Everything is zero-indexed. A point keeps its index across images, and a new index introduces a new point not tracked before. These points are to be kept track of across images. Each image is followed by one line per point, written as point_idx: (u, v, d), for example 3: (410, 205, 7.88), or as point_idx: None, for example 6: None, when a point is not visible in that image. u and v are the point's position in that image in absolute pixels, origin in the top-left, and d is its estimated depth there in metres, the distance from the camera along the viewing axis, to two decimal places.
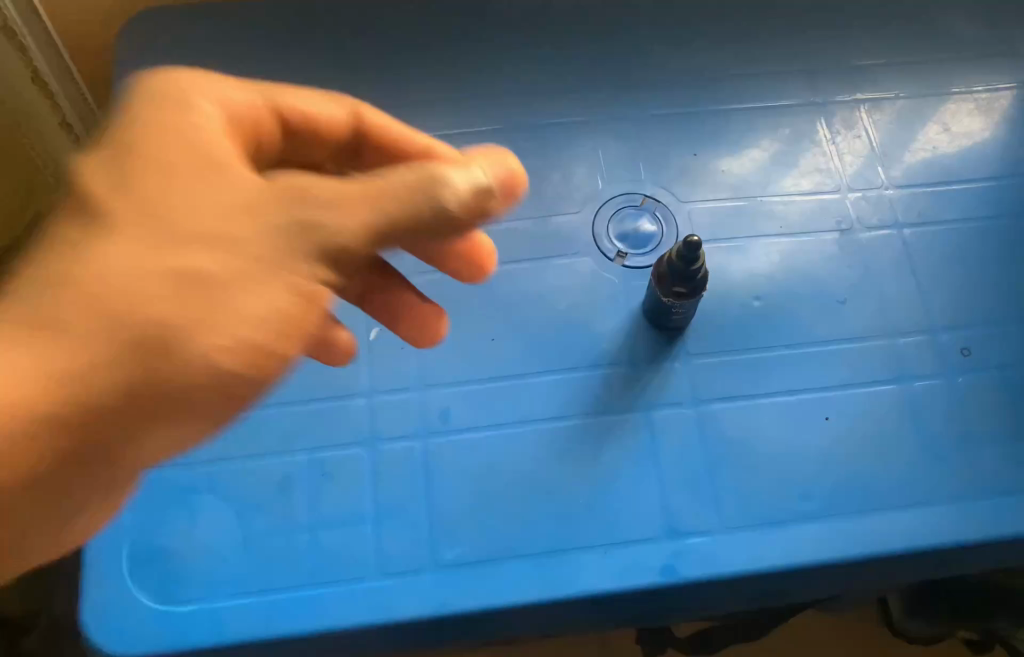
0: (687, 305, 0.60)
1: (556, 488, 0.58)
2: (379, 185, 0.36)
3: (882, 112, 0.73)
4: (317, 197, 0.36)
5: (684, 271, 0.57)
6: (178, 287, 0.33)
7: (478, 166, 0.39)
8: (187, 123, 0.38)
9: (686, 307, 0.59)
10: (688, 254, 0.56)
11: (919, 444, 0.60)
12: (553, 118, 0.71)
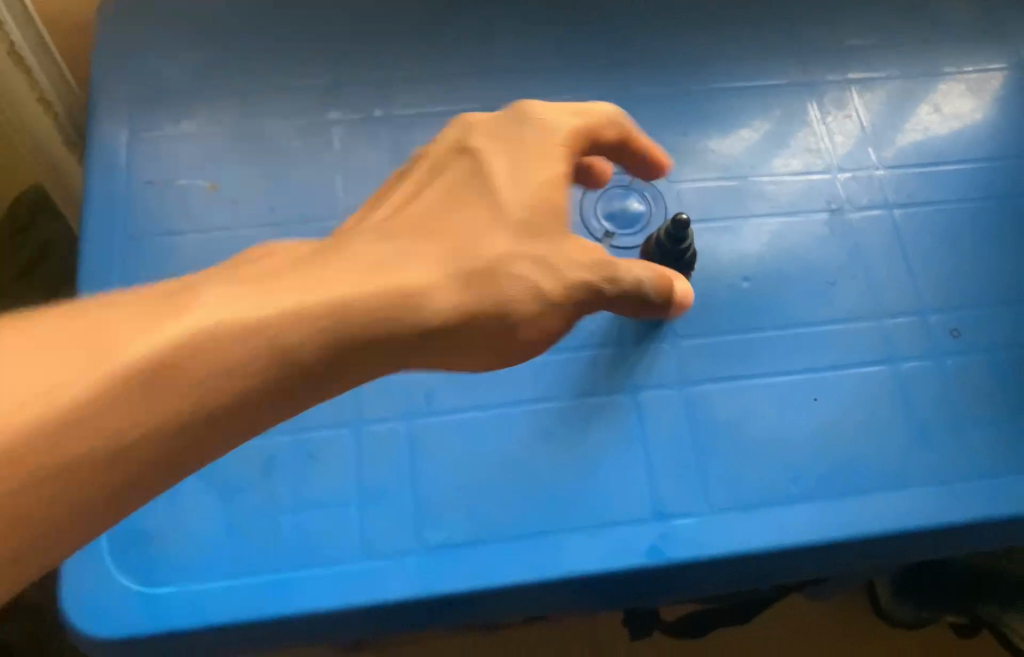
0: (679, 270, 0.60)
1: (543, 469, 0.57)
2: (592, 262, 0.45)
3: (873, 92, 0.73)
4: (546, 266, 0.43)
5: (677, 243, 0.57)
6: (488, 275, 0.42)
7: (647, 269, 0.48)
8: (519, 149, 0.47)
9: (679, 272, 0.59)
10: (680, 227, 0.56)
11: (908, 426, 0.60)
12: (541, 96, 0.70)
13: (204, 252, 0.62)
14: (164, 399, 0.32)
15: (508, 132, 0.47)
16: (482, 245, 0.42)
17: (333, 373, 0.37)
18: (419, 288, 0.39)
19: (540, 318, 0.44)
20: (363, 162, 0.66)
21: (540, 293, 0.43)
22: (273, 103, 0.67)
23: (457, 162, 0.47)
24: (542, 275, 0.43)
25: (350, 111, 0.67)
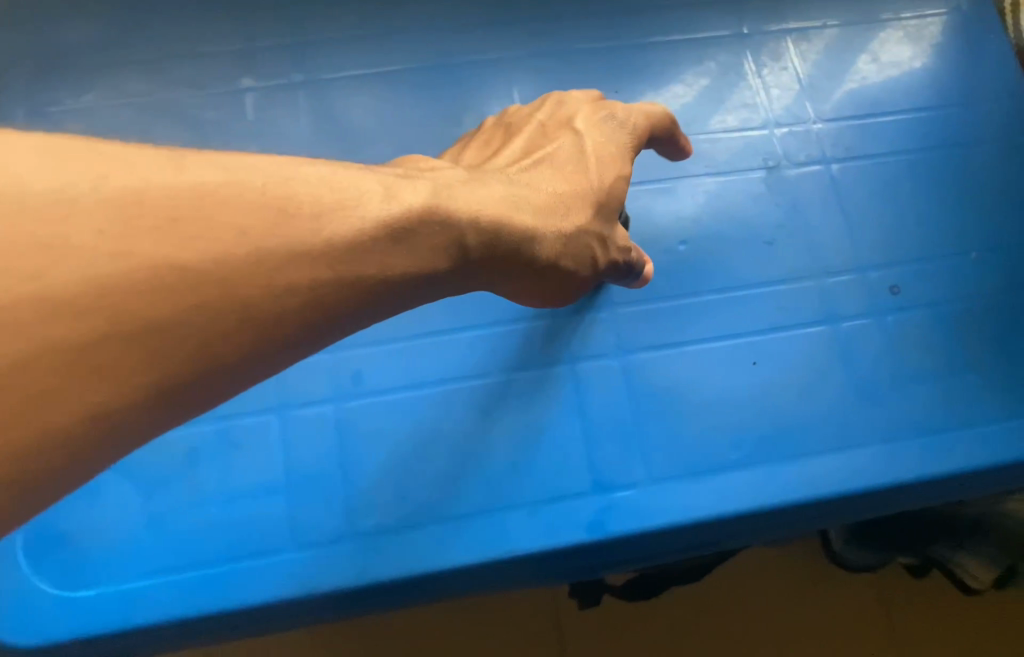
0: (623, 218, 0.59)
1: (478, 447, 0.56)
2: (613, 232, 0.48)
3: (810, 42, 0.71)
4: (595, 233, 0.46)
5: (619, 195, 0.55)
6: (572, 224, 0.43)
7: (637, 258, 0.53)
8: (605, 137, 0.49)
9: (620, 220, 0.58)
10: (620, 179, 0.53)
11: (849, 385, 0.59)
12: (467, 55, 0.67)
13: None
14: (221, 288, 0.27)
15: (598, 120, 0.50)
16: (571, 216, 0.44)
17: (434, 288, 0.37)
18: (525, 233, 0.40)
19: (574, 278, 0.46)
20: (279, 130, 0.63)
21: (585, 251, 0.45)
22: (184, 72, 0.64)
23: (562, 134, 0.48)
24: (590, 240, 0.45)
25: (265, 77, 0.64)
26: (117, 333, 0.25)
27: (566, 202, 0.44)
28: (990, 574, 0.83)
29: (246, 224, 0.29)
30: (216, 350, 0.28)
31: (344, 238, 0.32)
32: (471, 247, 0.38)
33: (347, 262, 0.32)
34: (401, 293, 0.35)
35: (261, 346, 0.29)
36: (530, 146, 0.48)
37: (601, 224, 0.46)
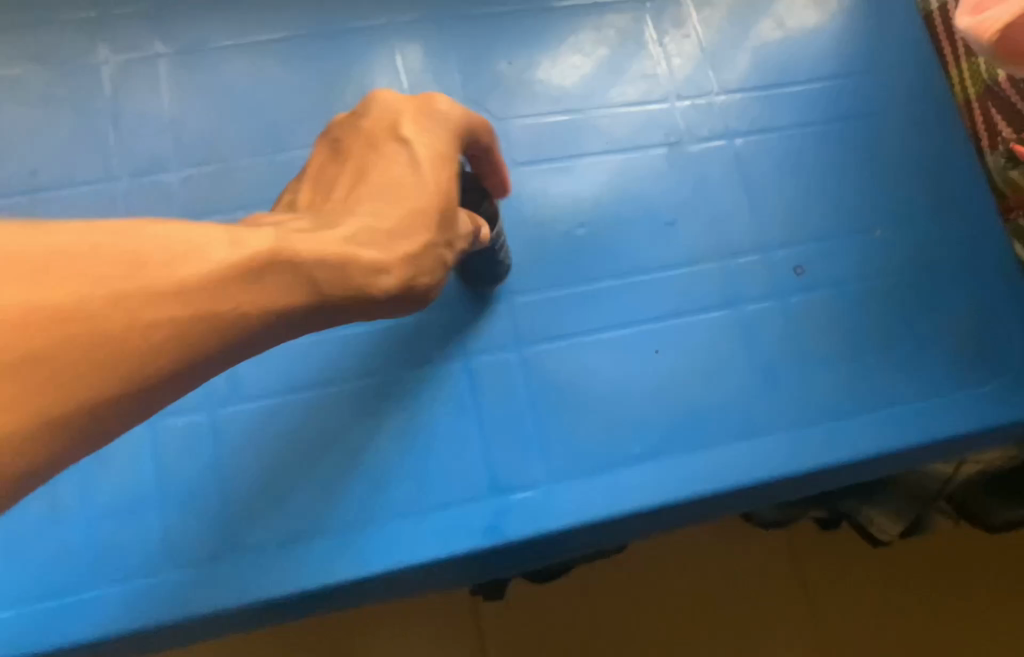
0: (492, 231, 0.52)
1: (365, 453, 0.52)
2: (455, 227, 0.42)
3: (712, 7, 0.68)
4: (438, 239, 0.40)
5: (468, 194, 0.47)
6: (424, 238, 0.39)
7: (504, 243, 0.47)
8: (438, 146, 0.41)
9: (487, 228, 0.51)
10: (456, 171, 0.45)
11: (753, 371, 0.57)
12: (350, 23, 0.62)
13: None
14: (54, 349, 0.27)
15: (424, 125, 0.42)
16: (415, 235, 0.39)
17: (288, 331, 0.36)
18: (377, 264, 0.37)
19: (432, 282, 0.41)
20: (141, 107, 0.57)
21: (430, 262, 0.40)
22: (31, 42, 0.58)
23: (387, 152, 0.41)
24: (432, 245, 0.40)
25: (124, 47, 0.58)
26: (71, 363, 0.28)
27: (400, 222, 0.39)
28: (898, 527, 0.80)
29: (110, 273, 0.29)
30: (54, 407, 0.27)
31: (182, 288, 0.31)
32: (324, 286, 0.36)
33: (216, 301, 0.32)
34: (246, 337, 0.34)
35: (186, 372, 0.32)
36: (355, 172, 0.41)
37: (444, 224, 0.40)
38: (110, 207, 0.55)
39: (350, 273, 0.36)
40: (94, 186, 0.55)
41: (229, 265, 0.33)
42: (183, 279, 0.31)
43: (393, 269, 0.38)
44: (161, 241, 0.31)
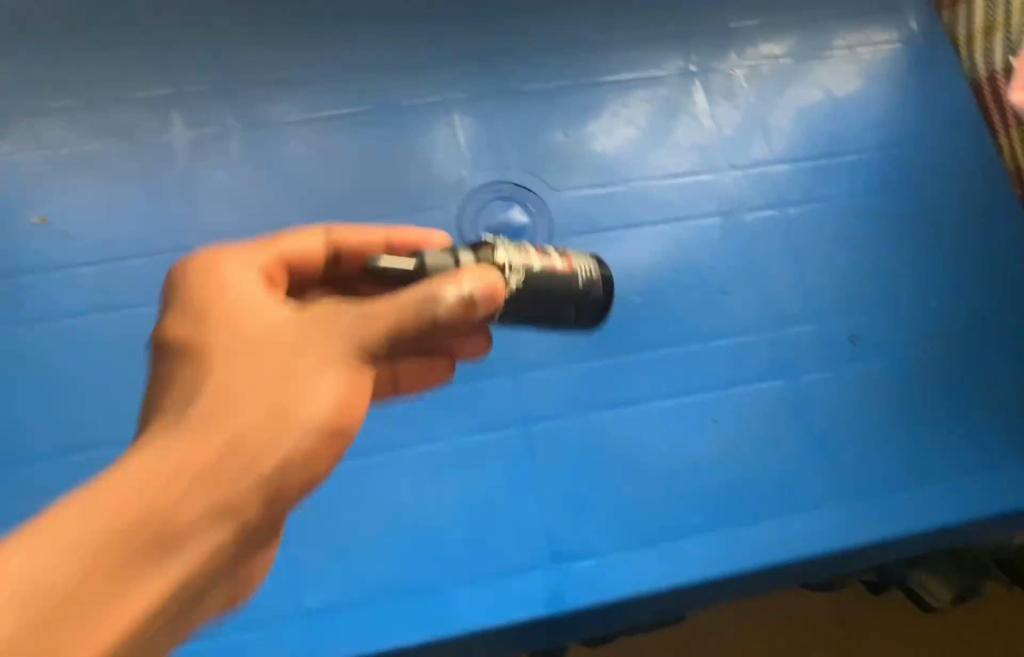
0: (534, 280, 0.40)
1: (426, 519, 0.53)
2: (387, 299, 0.34)
3: (762, 79, 0.69)
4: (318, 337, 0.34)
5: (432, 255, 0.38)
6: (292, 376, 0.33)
7: (470, 272, 0.35)
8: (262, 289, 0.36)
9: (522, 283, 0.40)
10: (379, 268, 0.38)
11: (810, 441, 0.57)
12: (410, 99, 0.64)
13: (41, 296, 0.56)
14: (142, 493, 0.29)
15: (208, 279, 0.37)
16: (255, 394, 0.32)
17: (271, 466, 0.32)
18: (250, 414, 0.32)
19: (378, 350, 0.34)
20: (212, 179, 0.59)
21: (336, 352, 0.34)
22: (105, 114, 0.61)
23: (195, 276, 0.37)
24: (330, 344, 0.34)
25: (198, 122, 0.61)
26: (163, 512, 0.29)
27: (247, 375, 0.33)
28: (948, 593, 0.75)
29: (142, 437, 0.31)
30: (181, 529, 0.29)
31: (195, 415, 0.32)
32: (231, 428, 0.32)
33: (246, 413, 0.32)
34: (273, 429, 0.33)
35: (289, 473, 0.33)
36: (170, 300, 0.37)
37: (329, 320, 0.34)
38: None
39: (223, 431, 0.31)
40: (165, 255, 0.57)
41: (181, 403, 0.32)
42: (193, 411, 0.32)
43: (253, 427, 0.32)
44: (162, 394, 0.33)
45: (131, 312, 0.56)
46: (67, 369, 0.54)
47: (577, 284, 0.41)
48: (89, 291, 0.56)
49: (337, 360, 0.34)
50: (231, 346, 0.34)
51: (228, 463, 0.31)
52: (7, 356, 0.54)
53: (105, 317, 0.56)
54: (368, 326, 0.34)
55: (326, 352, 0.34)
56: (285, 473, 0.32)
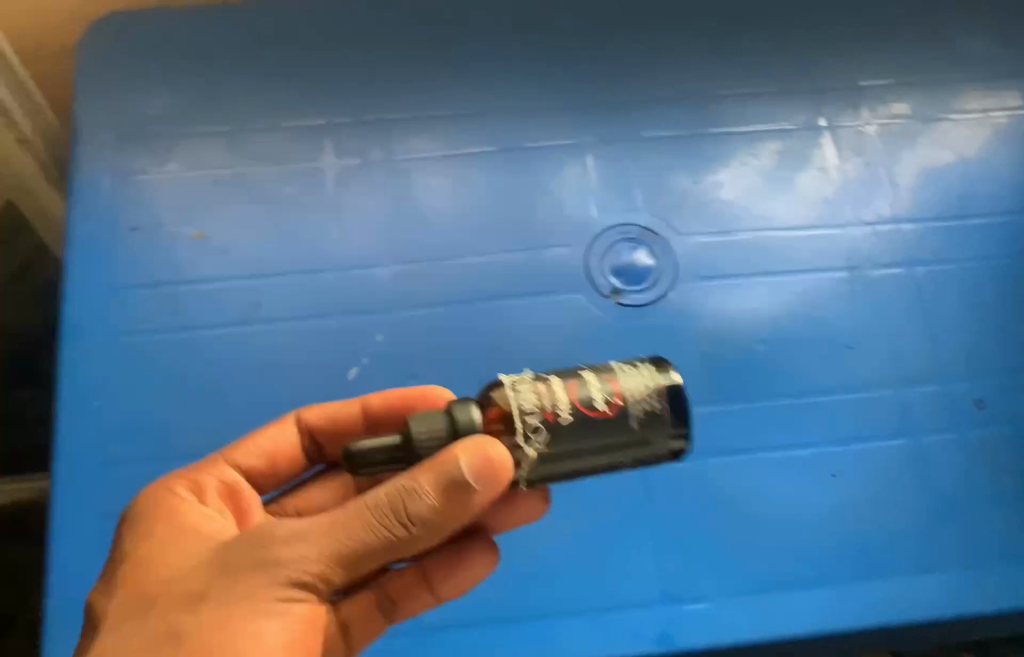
0: (565, 441, 0.36)
1: (542, 550, 0.55)
2: (361, 511, 0.36)
3: (894, 137, 0.69)
4: (277, 561, 0.36)
5: (419, 423, 0.38)
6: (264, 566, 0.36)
7: (461, 444, 0.36)
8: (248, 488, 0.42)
9: (550, 447, 0.36)
10: (355, 452, 0.38)
11: (931, 504, 0.57)
12: (545, 139, 0.66)
13: (193, 307, 0.59)
14: None
15: (160, 518, 0.41)
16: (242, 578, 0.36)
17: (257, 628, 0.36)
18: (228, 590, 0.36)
19: (349, 556, 0.36)
20: (357, 207, 0.63)
21: (303, 568, 0.36)
22: (261, 141, 0.65)
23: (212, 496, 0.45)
24: (297, 563, 0.36)
25: (346, 152, 0.65)
26: None
27: (229, 571, 0.37)
28: None
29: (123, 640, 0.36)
30: None
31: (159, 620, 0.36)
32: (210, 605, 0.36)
33: (197, 608, 0.36)
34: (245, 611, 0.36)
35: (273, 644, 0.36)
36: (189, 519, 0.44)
37: (294, 536, 0.36)
38: (322, 295, 0.60)
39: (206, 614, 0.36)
40: (309, 276, 0.61)
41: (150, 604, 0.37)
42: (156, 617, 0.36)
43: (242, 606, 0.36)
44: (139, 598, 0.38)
45: (275, 327, 0.59)
46: (214, 377, 0.57)
47: (631, 429, 0.37)
48: (238, 305, 0.60)
49: (299, 580, 0.36)
50: (163, 599, 0.37)
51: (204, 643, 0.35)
52: (161, 360, 0.58)
53: (251, 329, 0.59)
54: (339, 537, 0.36)
55: (271, 589, 0.36)
56: None
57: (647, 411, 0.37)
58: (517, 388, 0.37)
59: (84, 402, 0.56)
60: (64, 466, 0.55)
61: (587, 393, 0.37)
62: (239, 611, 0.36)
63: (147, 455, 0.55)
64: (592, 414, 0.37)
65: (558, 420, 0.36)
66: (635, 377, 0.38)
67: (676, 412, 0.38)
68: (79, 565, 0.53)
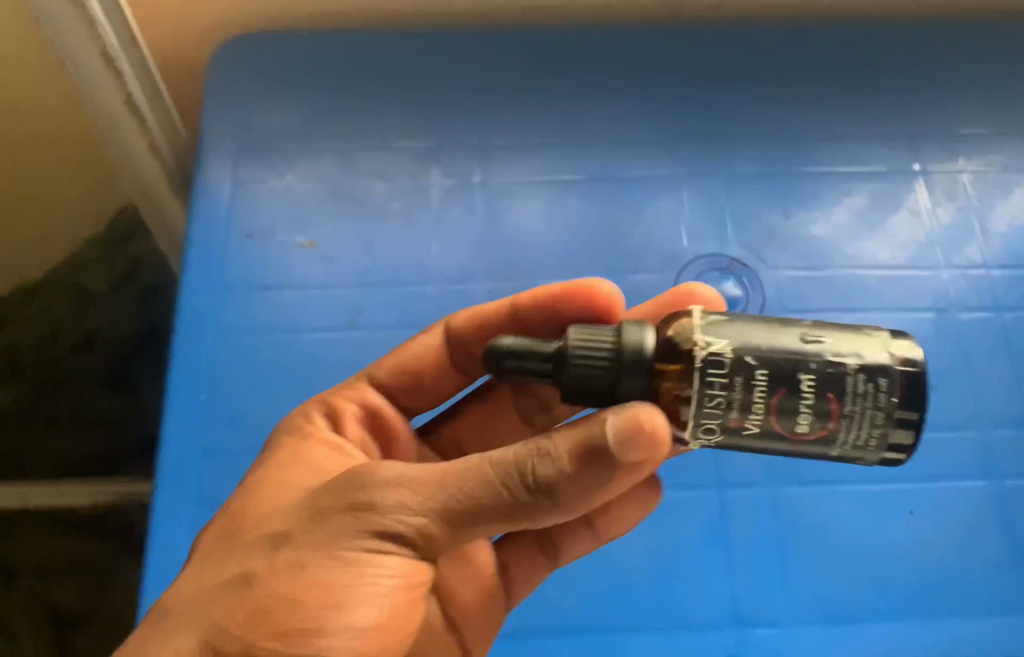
0: (758, 442, 0.39)
1: (617, 565, 0.56)
2: (475, 468, 0.38)
3: (987, 184, 0.70)
4: (381, 507, 0.38)
5: (579, 337, 0.41)
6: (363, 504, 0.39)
7: (611, 413, 0.37)
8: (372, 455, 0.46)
9: (738, 443, 0.39)
10: (501, 351, 0.42)
11: (1009, 547, 0.57)
12: (640, 169, 0.69)
13: (298, 311, 0.63)
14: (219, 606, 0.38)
15: (296, 446, 0.48)
16: (337, 520, 0.39)
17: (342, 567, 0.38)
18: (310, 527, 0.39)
19: (453, 507, 0.38)
20: (458, 223, 0.66)
21: (410, 518, 0.38)
22: (372, 161, 0.69)
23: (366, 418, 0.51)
24: (406, 512, 0.38)
25: (450, 175, 0.69)
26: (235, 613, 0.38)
27: (334, 506, 0.39)
28: None
29: (213, 574, 0.40)
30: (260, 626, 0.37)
31: (255, 550, 0.40)
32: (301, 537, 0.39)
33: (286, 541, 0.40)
34: (331, 547, 0.38)
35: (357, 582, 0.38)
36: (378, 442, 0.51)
37: (406, 483, 0.39)
38: (421, 306, 0.63)
39: (302, 549, 0.39)
40: (409, 287, 0.64)
41: (244, 538, 0.42)
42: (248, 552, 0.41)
43: (343, 542, 0.38)
44: (232, 532, 0.43)
45: (373, 332, 0.62)
46: (314, 377, 0.60)
47: (832, 445, 0.39)
48: (341, 310, 0.63)
49: (402, 531, 0.38)
50: (255, 540, 0.41)
51: (290, 577, 0.38)
52: (265, 358, 0.61)
53: (351, 334, 0.62)
54: (452, 493, 0.38)
55: (369, 534, 0.38)
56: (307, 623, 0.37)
57: (858, 437, 0.38)
58: (721, 382, 0.38)
59: (192, 397, 0.59)
60: (169, 453, 0.58)
61: (794, 408, 0.38)
62: (339, 554, 0.38)
63: (247, 447, 0.58)
64: (795, 430, 0.38)
65: (756, 429, 0.38)
66: (856, 396, 0.38)
67: (894, 438, 0.39)
68: (179, 547, 0.55)
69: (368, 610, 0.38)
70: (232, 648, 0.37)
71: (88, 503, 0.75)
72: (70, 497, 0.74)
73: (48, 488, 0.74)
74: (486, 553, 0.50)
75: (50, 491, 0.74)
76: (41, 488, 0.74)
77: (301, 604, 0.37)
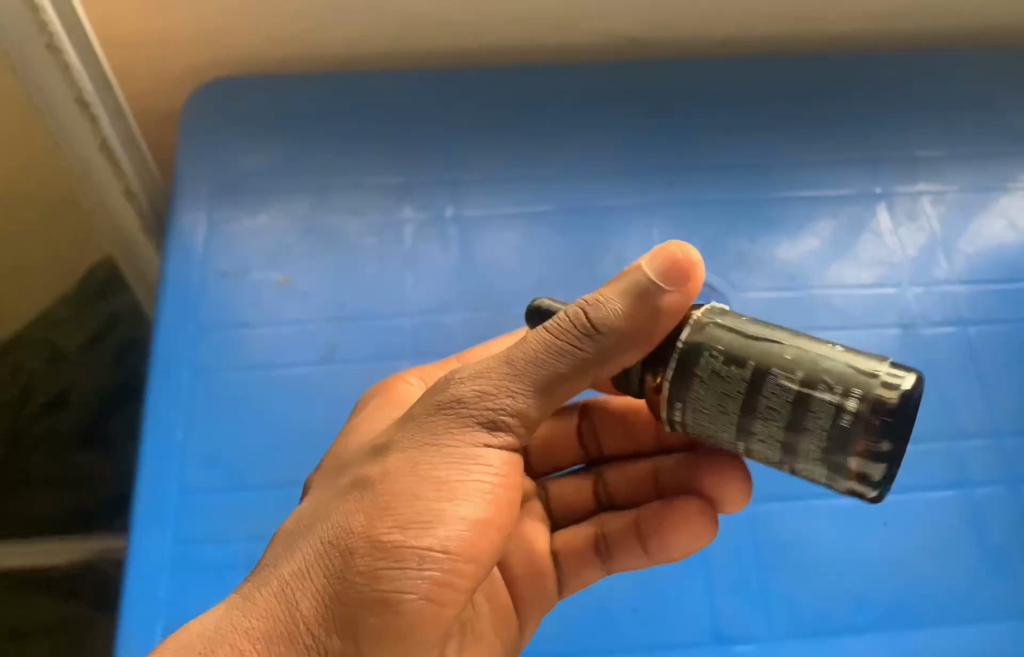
0: (712, 383, 0.39)
1: (599, 588, 0.57)
2: (542, 341, 0.41)
3: (947, 204, 0.72)
4: (467, 399, 0.40)
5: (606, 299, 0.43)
6: (449, 404, 0.41)
7: (645, 260, 0.41)
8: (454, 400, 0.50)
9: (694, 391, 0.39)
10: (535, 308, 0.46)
11: (983, 554, 0.58)
12: (609, 199, 0.71)
13: (274, 346, 0.64)
14: (345, 508, 0.39)
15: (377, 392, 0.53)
16: (425, 414, 0.41)
17: (448, 461, 0.40)
18: (403, 432, 0.41)
19: (537, 382, 0.41)
20: (431, 256, 0.68)
21: (500, 402, 0.40)
22: (345, 200, 0.71)
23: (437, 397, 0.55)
24: (491, 397, 0.40)
25: (421, 210, 0.70)
26: (360, 511, 0.39)
27: (420, 411, 0.42)
28: None
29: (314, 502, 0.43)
30: (387, 518, 0.38)
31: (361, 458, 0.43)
32: (398, 440, 0.41)
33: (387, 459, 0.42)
34: (431, 442, 0.40)
35: (466, 473, 0.40)
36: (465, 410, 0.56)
37: (481, 373, 0.41)
38: (399, 339, 0.64)
39: (400, 446, 0.41)
40: (386, 320, 0.65)
41: (345, 462, 0.44)
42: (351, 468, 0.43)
43: (442, 432, 0.40)
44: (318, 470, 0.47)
45: (348, 365, 0.63)
46: (295, 415, 0.61)
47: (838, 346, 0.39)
48: (316, 345, 0.64)
49: (494, 414, 0.40)
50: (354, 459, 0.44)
51: (404, 474, 0.39)
52: (243, 393, 0.62)
53: (326, 368, 0.63)
54: (526, 366, 0.41)
55: (468, 426, 0.40)
56: (424, 513, 0.38)
57: (807, 420, 0.37)
58: None
59: (172, 432, 0.60)
60: (149, 486, 0.58)
61: (756, 353, 0.38)
62: (444, 449, 0.40)
63: (228, 482, 0.58)
64: (746, 376, 0.38)
65: (716, 364, 0.39)
66: None
67: (845, 443, 0.36)
68: (155, 588, 0.54)
69: (479, 499, 0.39)
70: (360, 548, 0.38)
71: (59, 562, 0.73)
72: (46, 555, 0.73)
73: (16, 549, 0.73)
74: (540, 533, 0.52)
75: (23, 550, 0.73)
76: (10, 549, 0.73)
77: (417, 496, 0.39)
